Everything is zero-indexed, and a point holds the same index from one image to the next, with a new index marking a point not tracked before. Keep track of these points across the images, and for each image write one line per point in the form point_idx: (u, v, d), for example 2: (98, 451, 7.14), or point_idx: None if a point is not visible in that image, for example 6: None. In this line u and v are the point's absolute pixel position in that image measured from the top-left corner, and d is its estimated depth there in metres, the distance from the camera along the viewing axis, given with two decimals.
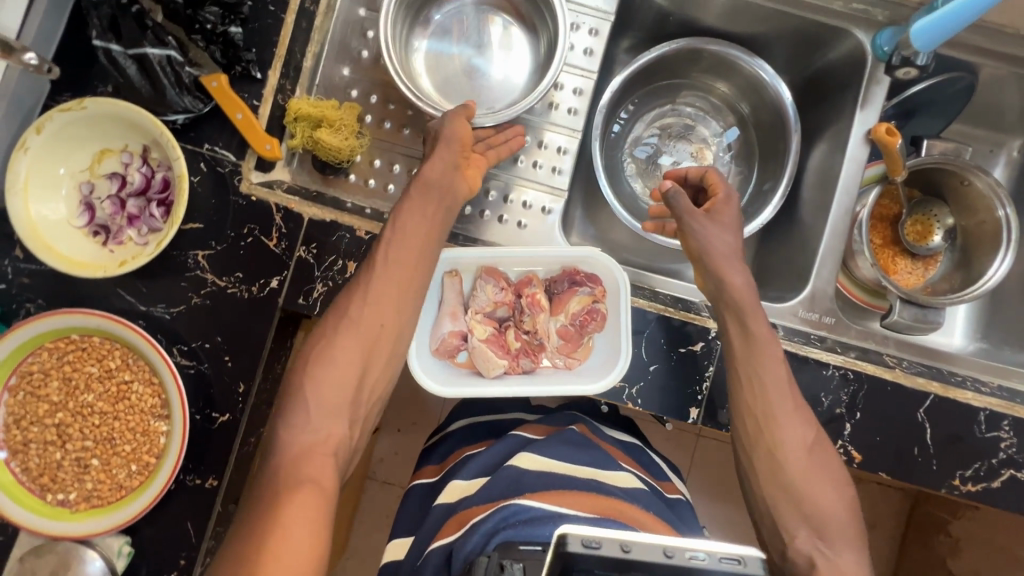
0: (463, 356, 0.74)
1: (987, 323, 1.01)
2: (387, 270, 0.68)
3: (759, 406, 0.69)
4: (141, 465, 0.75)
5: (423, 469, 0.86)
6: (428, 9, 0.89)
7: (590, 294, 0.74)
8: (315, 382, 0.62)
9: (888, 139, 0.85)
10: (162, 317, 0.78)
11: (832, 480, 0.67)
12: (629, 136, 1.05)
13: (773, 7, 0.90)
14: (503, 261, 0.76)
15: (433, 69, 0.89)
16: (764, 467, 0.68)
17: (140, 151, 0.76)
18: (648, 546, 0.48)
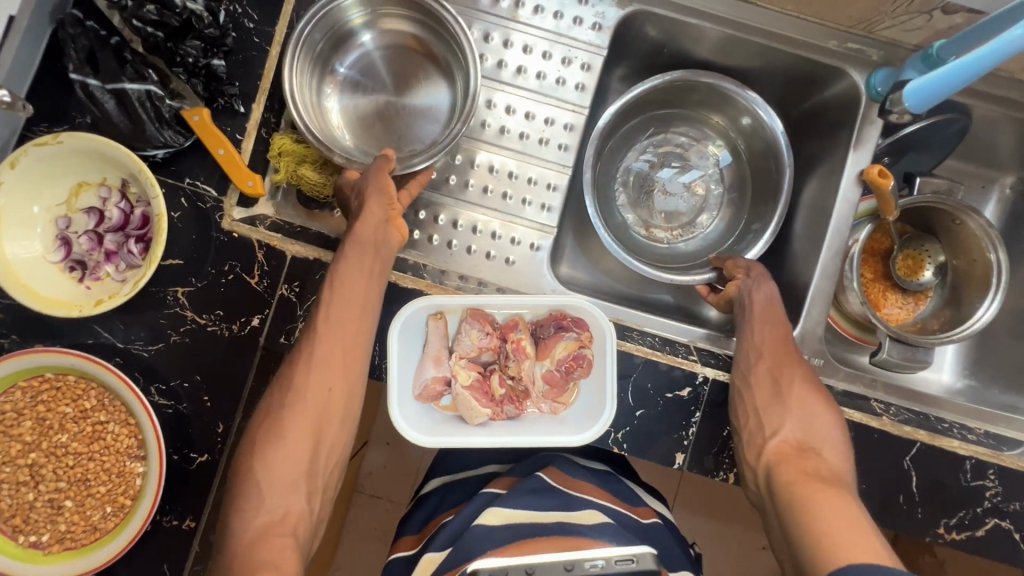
0: (447, 400, 0.73)
1: (975, 360, 1.01)
2: (325, 342, 0.71)
3: (765, 342, 0.78)
4: (116, 507, 0.74)
5: (401, 540, 0.86)
6: (332, 63, 0.86)
7: (577, 340, 0.72)
8: (270, 461, 0.67)
9: (880, 181, 0.85)
10: (140, 355, 0.76)
11: (821, 396, 0.75)
12: (621, 165, 1.03)
13: (769, 44, 0.88)
14: (488, 303, 0.74)
15: (348, 115, 0.87)
16: (763, 379, 0.76)
17: (119, 185, 0.75)
18: (551, 565, 0.58)
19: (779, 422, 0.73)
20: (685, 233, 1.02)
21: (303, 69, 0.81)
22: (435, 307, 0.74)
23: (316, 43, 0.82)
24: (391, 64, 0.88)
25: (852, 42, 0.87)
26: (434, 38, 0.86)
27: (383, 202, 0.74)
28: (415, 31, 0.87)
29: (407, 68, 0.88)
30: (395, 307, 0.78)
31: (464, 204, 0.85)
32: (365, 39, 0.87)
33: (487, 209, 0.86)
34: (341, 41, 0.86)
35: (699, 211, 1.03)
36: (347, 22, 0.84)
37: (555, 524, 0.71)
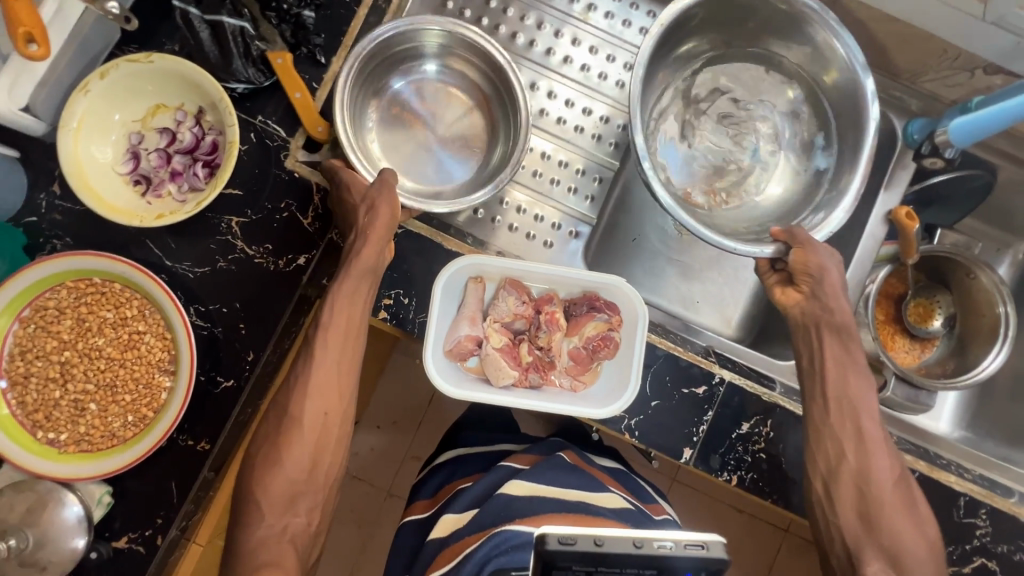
0: (474, 361, 0.76)
1: (975, 413, 1.04)
2: (321, 366, 0.74)
3: (847, 437, 0.74)
4: (137, 417, 0.75)
5: (413, 505, 1.03)
6: (385, 83, 0.89)
7: (607, 322, 0.75)
8: (268, 484, 0.70)
9: (907, 222, 0.89)
10: (185, 275, 0.78)
11: (910, 514, 0.71)
12: (658, 101, 0.90)
13: None
14: (528, 276, 0.78)
15: (384, 142, 0.89)
16: (849, 493, 0.72)
17: (195, 112, 0.78)
18: (621, 541, 0.61)
19: (868, 548, 0.69)
20: (730, 198, 0.90)
21: (359, 85, 0.84)
22: (476, 271, 0.77)
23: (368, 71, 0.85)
24: (438, 98, 0.91)
25: (894, 90, 0.93)
26: (487, 82, 0.89)
27: (390, 228, 0.73)
28: (473, 74, 0.90)
29: (454, 105, 0.91)
30: (437, 266, 0.79)
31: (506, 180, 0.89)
32: (427, 67, 0.90)
33: (531, 192, 0.89)
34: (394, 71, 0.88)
35: (760, 175, 0.90)
36: (419, 47, 0.87)
37: (579, 503, 0.85)
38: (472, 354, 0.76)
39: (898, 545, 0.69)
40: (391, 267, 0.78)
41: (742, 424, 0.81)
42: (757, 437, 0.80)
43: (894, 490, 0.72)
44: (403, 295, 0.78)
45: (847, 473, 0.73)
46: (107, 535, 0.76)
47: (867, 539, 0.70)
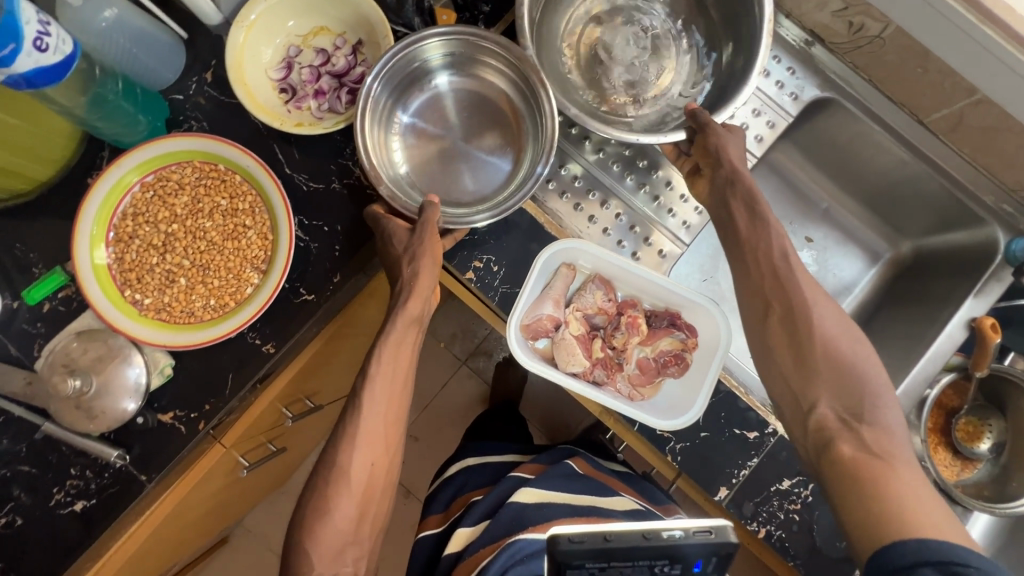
0: (541, 343, 0.83)
1: (1004, 547, 1.01)
2: (370, 414, 0.73)
3: (767, 279, 0.74)
4: (219, 303, 0.78)
5: (428, 520, 1.04)
6: (396, 108, 0.81)
7: (682, 342, 0.82)
8: (318, 534, 0.68)
9: (990, 334, 0.89)
10: (299, 187, 0.82)
11: (850, 339, 0.69)
12: (564, 8, 0.91)
13: (920, 169, 0.96)
14: (615, 274, 0.85)
15: (410, 155, 0.82)
16: (781, 335, 0.71)
17: (354, 42, 0.83)
18: (629, 534, 0.61)
19: (817, 390, 0.67)
20: (649, 102, 0.91)
21: (373, 105, 0.77)
22: (567, 258, 0.83)
23: (389, 80, 0.78)
24: (461, 106, 0.83)
25: (1006, 205, 0.94)
26: (514, 92, 0.82)
27: (432, 275, 0.75)
28: (503, 86, 0.82)
29: (481, 117, 0.83)
30: (533, 245, 0.82)
31: (610, 183, 0.91)
32: (437, 83, 0.83)
33: (633, 204, 0.91)
34: (413, 78, 0.81)
35: (660, 75, 0.91)
36: (423, 62, 0.80)
37: (589, 507, 0.90)
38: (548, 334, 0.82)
39: (839, 378, 0.66)
40: (490, 234, 0.81)
41: (783, 480, 0.80)
42: (795, 497, 0.79)
43: (834, 322, 0.70)
44: (494, 262, 0.81)
45: (777, 313, 0.72)
46: (155, 406, 0.78)
47: (811, 378, 0.68)
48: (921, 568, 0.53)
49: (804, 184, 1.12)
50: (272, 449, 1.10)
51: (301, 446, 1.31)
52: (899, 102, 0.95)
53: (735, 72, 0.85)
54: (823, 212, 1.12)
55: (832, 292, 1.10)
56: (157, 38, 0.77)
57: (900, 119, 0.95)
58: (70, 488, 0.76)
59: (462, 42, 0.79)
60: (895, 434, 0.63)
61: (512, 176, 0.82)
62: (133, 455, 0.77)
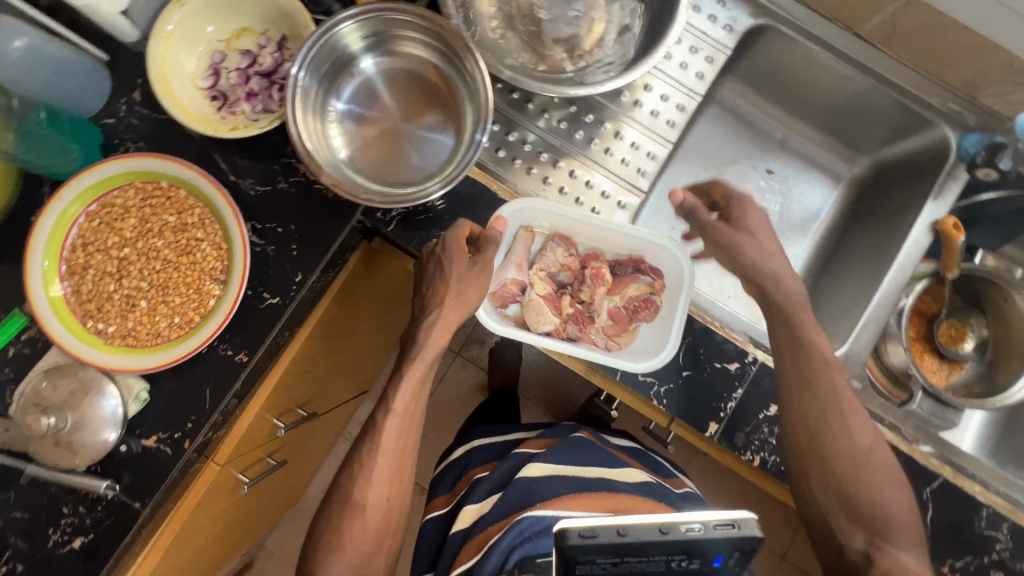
0: (512, 309, 0.86)
1: (1000, 441, 1.02)
2: (384, 451, 0.74)
3: (808, 413, 0.73)
4: (183, 320, 0.77)
5: (434, 501, 1.05)
6: (329, 98, 0.80)
7: (650, 285, 0.85)
8: (328, 566, 0.71)
9: (953, 233, 0.90)
10: (247, 193, 0.81)
11: (888, 481, 0.71)
12: None
13: (865, 82, 0.96)
14: (574, 231, 0.88)
15: (352, 142, 0.80)
16: (815, 468, 0.72)
17: (278, 39, 0.82)
18: (646, 528, 0.62)
19: (847, 525, 0.70)
20: (586, 56, 0.90)
21: (304, 96, 0.76)
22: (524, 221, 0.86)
23: (316, 68, 0.77)
24: (395, 86, 0.82)
25: (953, 104, 0.94)
26: (445, 63, 0.81)
27: (461, 316, 0.77)
28: (430, 57, 0.81)
29: (416, 94, 0.82)
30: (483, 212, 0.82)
31: (559, 143, 0.91)
32: (365, 66, 0.81)
33: (585, 160, 0.91)
34: (341, 64, 0.80)
35: (592, 26, 0.91)
36: (347, 47, 0.79)
37: (598, 480, 0.90)
38: (520, 300, 0.85)
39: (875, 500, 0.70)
40: (446, 211, 0.82)
41: (770, 407, 0.80)
42: None
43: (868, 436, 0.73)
44: None
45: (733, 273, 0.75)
46: (138, 432, 0.77)
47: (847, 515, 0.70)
48: None
49: (756, 118, 1.12)
50: (274, 463, 1.10)
51: (308, 458, 1.32)
52: (833, 18, 0.95)
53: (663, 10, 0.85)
54: (779, 142, 1.13)
55: (799, 221, 1.11)
56: (76, 63, 0.76)
57: (836, 34, 0.95)
58: (65, 527, 0.76)
59: (382, 20, 0.78)
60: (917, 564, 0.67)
61: (458, 147, 0.81)
62: (123, 484, 0.76)
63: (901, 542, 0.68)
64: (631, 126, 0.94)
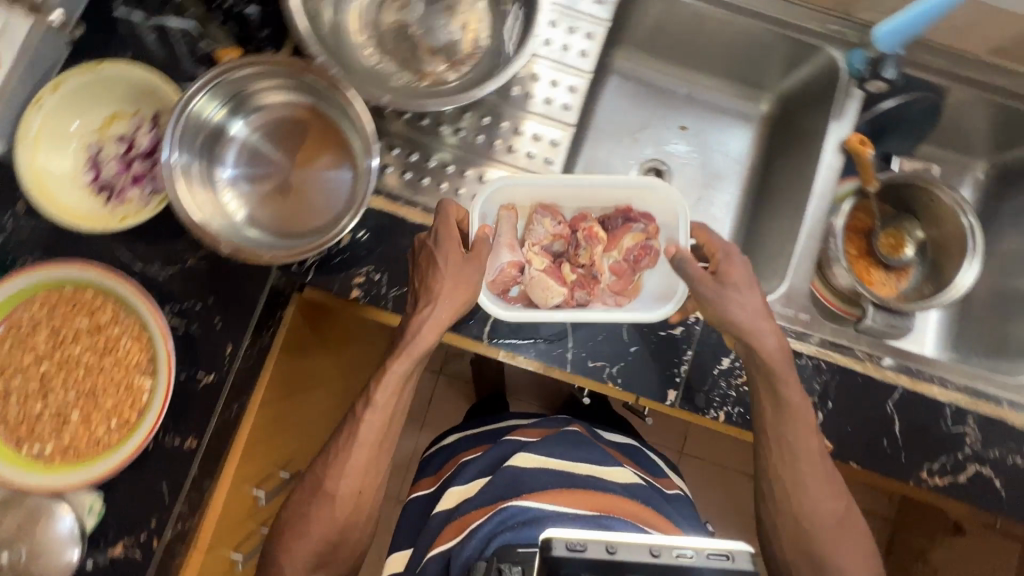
0: (514, 291, 0.85)
1: (960, 334, 1.06)
2: (361, 445, 0.77)
3: (787, 478, 0.77)
4: (121, 420, 0.75)
5: (422, 481, 1.06)
6: (214, 167, 0.78)
7: (644, 233, 0.86)
8: (293, 549, 0.77)
9: (860, 148, 0.92)
10: (157, 277, 0.79)
11: (855, 550, 0.77)
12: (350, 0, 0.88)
13: (748, 21, 0.97)
14: (559, 199, 0.88)
15: (249, 204, 0.79)
16: (787, 530, 0.78)
17: (151, 117, 0.80)
18: (638, 549, 0.63)
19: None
20: (469, 60, 0.90)
21: (186, 173, 0.74)
22: (508, 201, 0.87)
23: (192, 138, 0.75)
24: (280, 139, 0.81)
25: (832, 24, 0.96)
26: (325, 106, 0.80)
27: (455, 311, 0.75)
28: (305, 100, 0.80)
29: (304, 141, 0.81)
30: (399, 239, 0.82)
31: (463, 153, 0.92)
32: (243, 125, 0.80)
33: (491, 164, 0.91)
34: (218, 129, 0.78)
35: (467, 30, 0.90)
36: (219, 111, 0.77)
37: (587, 477, 0.90)
38: (469, 317, 0.81)
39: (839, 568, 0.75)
40: (362, 247, 0.81)
41: (722, 361, 0.81)
42: (738, 372, 0.81)
43: (833, 502, 0.77)
44: (374, 272, 0.81)
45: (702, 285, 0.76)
46: (102, 544, 0.75)
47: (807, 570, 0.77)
48: None
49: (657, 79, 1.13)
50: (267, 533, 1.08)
51: None
52: None
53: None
54: (686, 98, 1.13)
55: (722, 169, 1.12)
56: None
57: None
58: None
59: (249, 77, 0.77)
60: None
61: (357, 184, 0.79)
62: None
63: None
64: (530, 118, 0.93)
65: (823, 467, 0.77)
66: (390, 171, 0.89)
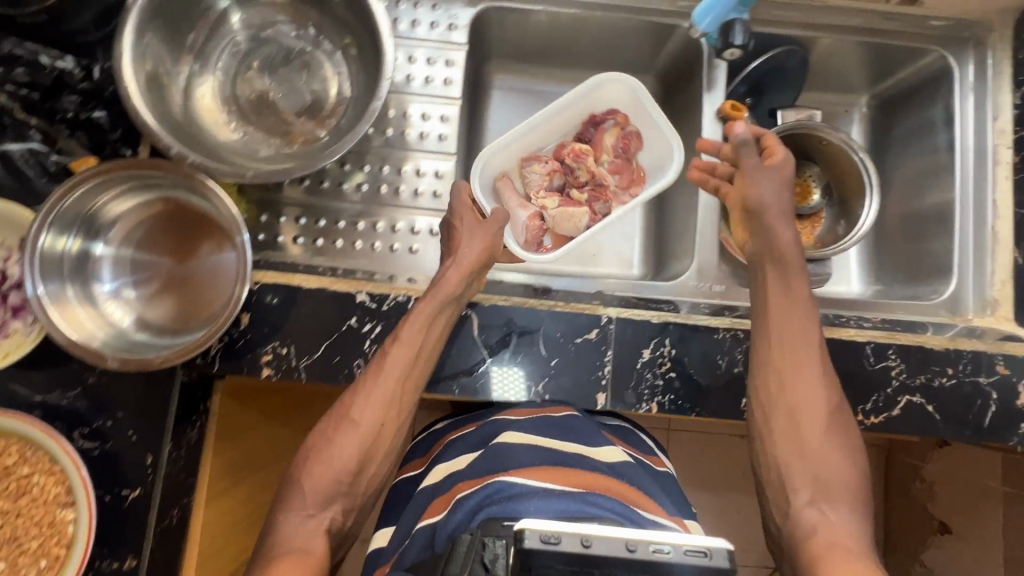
0: (546, 240, 0.96)
1: (879, 264, 1.07)
2: (387, 374, 0.75)
3: (790, 365, 0.75)
4: (50, 559, 0.72)
5: (411, 462, 0.90)
6: (93, 285, 0.76)
7: (618, 126, 0.99)
8: (314, 475, 0.72)
9: (736, 114, 0.94)
10: (60, 403, 0.77)
11: (846, 450, 0.72)
12: (202, 84, 0.86)
13: (604, 15, 0.97)
14: (535, 145, 1.01)
15: (141, 308, 0.77)
16: (784, 424, 0.73)
17: (17, 245, 0.77)
18: (612, 543, 0.53)
19: (797, 477, 0.71)
20: (335, 114, 0.89)
21: (62, 299, 0.71)
22: (493, 169, 0.99)
23: (59, 261, 0.72)
24: (158, 237, 0.79)
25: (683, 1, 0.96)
26: (191, 193, 0.78)
27: (481, 260, 0.81)
28: (170, 192, 0.79)
29: (184, 234, 0.80)
30: (299, 307, 0.80)
31: (351, 206, 0.90)
32: (113, 234, 0.78)
33: (383, 210, 0.91)
34: (88, 243, 0.76)
35: (326, 86, 0.90)
36: (80, 227, 0.75)
37: None
38: None
39: (823, 461, 0.71)
40: (262, 324, 0.79)
41: (644, 351, 0.82)
42: (661, 360, 0.81)
43: (826, 398, 0.74)
44: (280, 346, 0.79)
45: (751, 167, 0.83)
46: None
47: (795, 462, 0.72)
48: None
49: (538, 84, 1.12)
50: None
51: None
52: None
53: (376, 42, 0.83)
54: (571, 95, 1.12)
55: None
56: None
57: None
58: None
59: (107, 185, 0.75)
60: (860, 535, 0.66)
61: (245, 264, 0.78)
62: None
63: (833, 514, 0.68)
64: (413, 156, 0.92)
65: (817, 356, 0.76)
66: (280, 239, 0.89)
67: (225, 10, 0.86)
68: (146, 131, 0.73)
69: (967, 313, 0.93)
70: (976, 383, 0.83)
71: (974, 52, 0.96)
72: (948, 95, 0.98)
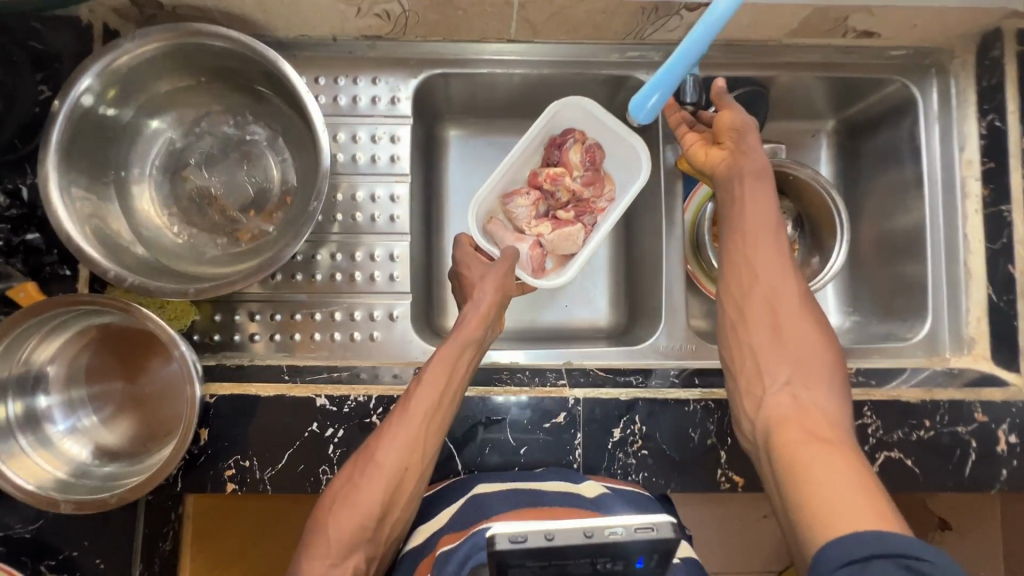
0: (550, 264, 0.92)
1: (855, 295, 1.05)
2: (412, 414, 0.74)
3: (766, 294, 0.75)
4: None
5: None
6: (46, 433, 0.73)
7: (579, 142, 0.92)
8: (339, 516, 0.69)
9: None
10: (23, 536, 0.76)
11: (826, 372, 0.70)
12: (141, 193, 0.83)
13: (555, 72, 0.92)
14: (510, 183, 0.93)
15: (112, 432, 0.76)
16: (762, 341, 0.73)
17: None
18: (571, 532, 0.56)
19: (767, 376, 0.71)
20: (280, 205, 0.86)
21: (16, 459, 0.69)
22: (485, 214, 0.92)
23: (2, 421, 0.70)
24: (104, 363, 0.77)
25: (633, 51, 0.91)
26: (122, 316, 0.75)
27: (495, 304, 0.84)
28: (103, 316, 0.76)
29: (129, 351, 0.78)
30: (258, 418, 0.78)
31: (306, 297, 0.88)
32: (55, 374, 0.75)
33: (339, 298, 0.88)
34: (29, 392, 0.73)
35: (269, 176, 0.87)
36: (17, 383, 0.72)
37: None
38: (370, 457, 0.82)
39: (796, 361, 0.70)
40: (220, 438, 0.77)
41: (614, 431, 0.80)
42: (632, 438, 0.80)
43: (811, 334, 0.72)
44: (242, 459, 0.77)
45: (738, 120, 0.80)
46: None
47: (768, 370, 0.71)
48: (877, 559, 0.50)
49: None
50: None
51: None
52: (482, 39, 0.89)
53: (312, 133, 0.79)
54: None
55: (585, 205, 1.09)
56: None
57: (499, 46, 0.90)
58: None
59: (30, 330, 0.71)
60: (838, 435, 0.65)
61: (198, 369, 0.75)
62: None
63: (812, 412, 0.67)
64: (365, 240, 0.89)
65: (788, 269, 0.76)
66: (235, 338, 0.87)
67: (153, 111, 0.83)
68: (85, 261, 0.71)
69: (945, 353, 0.92)
70: (955, 433, 0.82)
71: (936, 80, 0.93)
72: (912, 127, 0.95)
